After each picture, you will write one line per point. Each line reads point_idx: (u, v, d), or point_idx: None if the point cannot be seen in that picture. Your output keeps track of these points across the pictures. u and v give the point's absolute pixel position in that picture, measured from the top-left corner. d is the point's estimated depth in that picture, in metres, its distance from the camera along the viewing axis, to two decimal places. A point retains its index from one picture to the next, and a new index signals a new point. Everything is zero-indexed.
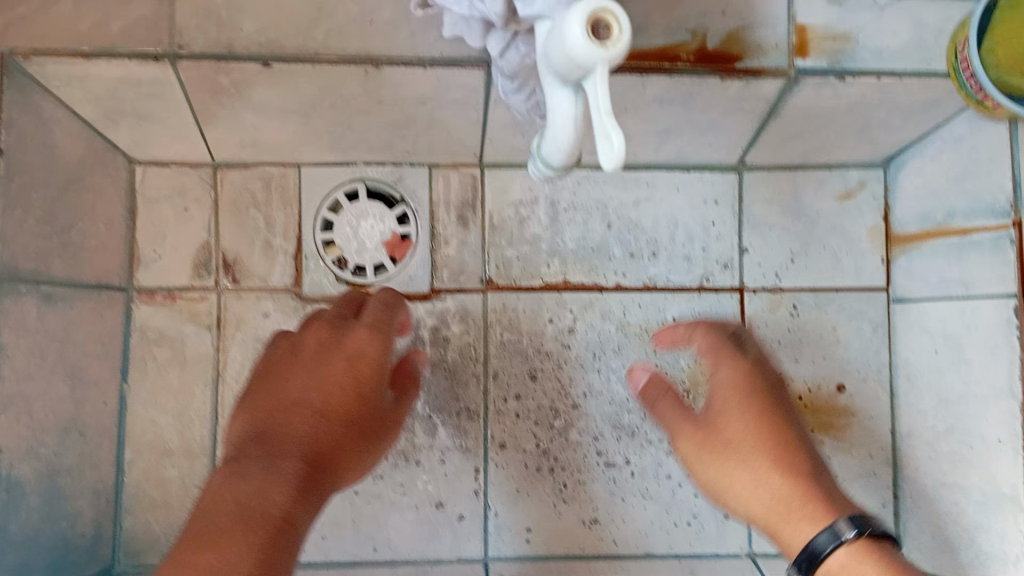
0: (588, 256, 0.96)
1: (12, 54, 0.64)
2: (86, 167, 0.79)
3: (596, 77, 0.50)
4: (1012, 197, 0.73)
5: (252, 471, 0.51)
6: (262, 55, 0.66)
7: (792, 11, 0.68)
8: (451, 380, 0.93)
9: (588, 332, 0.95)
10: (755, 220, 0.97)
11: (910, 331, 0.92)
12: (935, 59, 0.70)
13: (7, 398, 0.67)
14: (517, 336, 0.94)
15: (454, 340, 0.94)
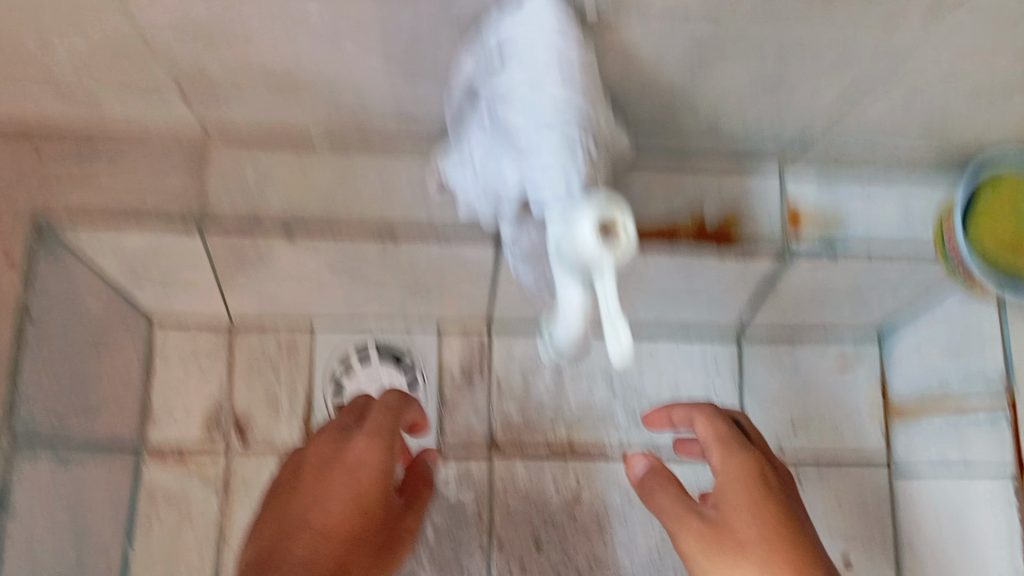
0: (589, 421, 0.89)
1: (46, 218, 0.63)
2: (112, 329, 0.76)
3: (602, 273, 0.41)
4: (1004, 372, 0.73)
5: (349, 475, 0.50)
6: (285, 224, 0.64)
7: (784, 193, 0.69)
8: (472, 488, 0.86)
9: (596, 498, 0.87)
10: (756, 389, 0.91)
11: (914, 508, 0.84)
12: (920, 240, 0.71)
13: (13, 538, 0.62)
14: (523, 504, 0.86)
15: (467, 508, 0.86)
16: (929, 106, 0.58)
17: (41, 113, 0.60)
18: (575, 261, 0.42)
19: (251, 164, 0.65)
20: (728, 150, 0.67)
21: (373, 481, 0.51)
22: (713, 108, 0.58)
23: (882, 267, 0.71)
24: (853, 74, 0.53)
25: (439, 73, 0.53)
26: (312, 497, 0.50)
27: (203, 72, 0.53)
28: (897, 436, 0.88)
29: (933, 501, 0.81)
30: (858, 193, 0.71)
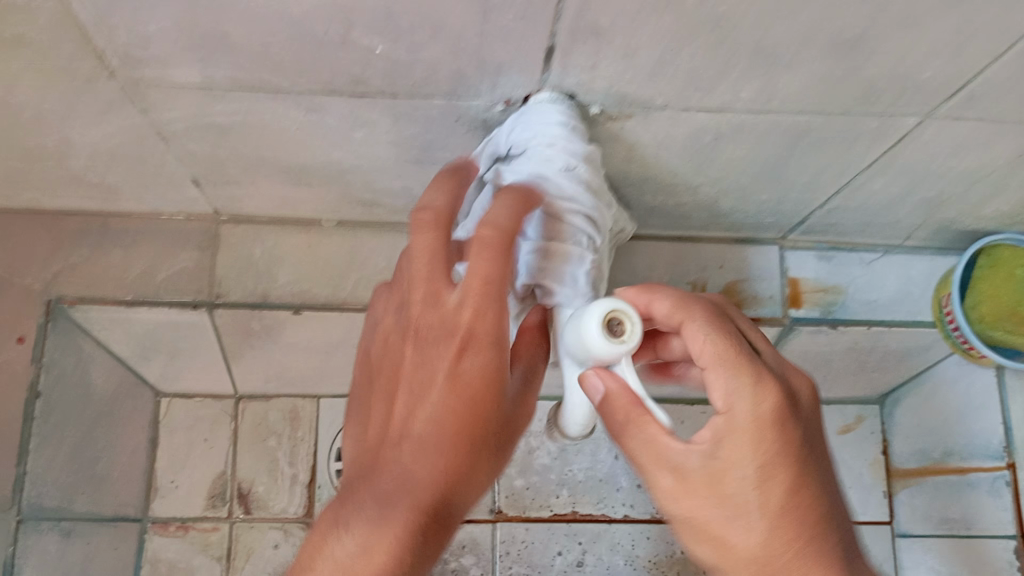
0: (597, 486, 0.89)
1: (59, 301, 0.65)
2: (120, 400, 0.77)
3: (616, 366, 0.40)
4: (1005, 440, 0.73)
5: (440, 381, 0.44)
6: (293, 304, 0.67)
7: (784, 266, 0.71)
8: (477, 557, 0.86)
9: (598, 565, 0.87)
10: None
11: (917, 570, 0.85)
12: (919, 309, 0.73)
13: None
14: (526, 570, 0.86)
15: (463, 573, 0.85)
16: (925, 185, 0.59)
17: (60, 198, 0.62)
18: (587, 353, 0.41)
19: (260, 241, 0.67)
20: (728, 227, 0.68)
21: (458, 389, 0.44)
22: (713, 187, 0.59)
23: (883, 334, 0.74)
24: (849, 158, 0.54)
25: (445, 160, 0.54)
26: (410, 400, 0.45)
27: (218, 158, 0.54)
28: (899, 497, 0.89)
29: (937, 567, 0.82)
30: (858, 260, 0.72)
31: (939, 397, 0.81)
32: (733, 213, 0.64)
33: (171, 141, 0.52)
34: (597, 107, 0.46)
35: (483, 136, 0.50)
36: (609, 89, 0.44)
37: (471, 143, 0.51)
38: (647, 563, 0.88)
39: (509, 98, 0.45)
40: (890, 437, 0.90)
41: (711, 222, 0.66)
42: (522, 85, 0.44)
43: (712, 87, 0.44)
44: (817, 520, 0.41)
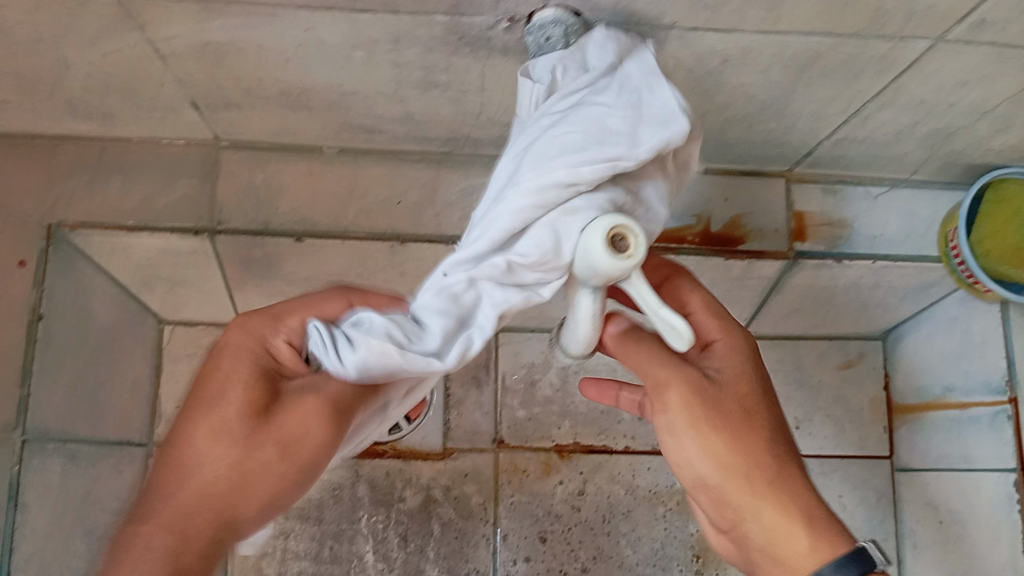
0: (597, 419, 0.90)
1: (60, 226, 0.66)
2: (124, 328, 0.77)
3: (630, 281, 0.40)
4: (1007, 374, 0.73)
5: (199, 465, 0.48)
6: (295, 231, 0.68)
7: (790, 199, 0.70)
8: (479, 486, 0.87)
9: (599, 495, 0.88)
10: None
11: (914, 503, 0.86)
12: (924, 244, 0.73)
13: (29, 540, 0.63)
14: (528, 498, 0.87)
15: (465, 500, 0.86)
16: (935, 115, 0.58)
17: (57, 122, 0.61)
18: (593, 274, 0.40)
19: (262, 170, 0.66)
20: (733, 159, 0.67)
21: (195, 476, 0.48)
22: (719, 115, 0.58)
23: (889, 269, 0.74)
24: (858, 87, 0.53)
25: (448, 82, 0.53)
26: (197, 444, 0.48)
27: (217, 80, 0.54)
28: (899, 434, 0.89)
29: (934, 500, 0.83)
30: (860, 194, 0.71)
31: (938, 336, 0.82)
32: (739, 144, 0.64)
33: (169, 61, 0.51)
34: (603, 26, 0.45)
35: (486, 56, 0.49)
36: (615, 6, 0.43)
37: (473, 64, 0.50)
38: (648, 494, 0.88)
39: (512, 16, 0.44)
40: (891, 372, 0.90)
41: (717, 154, 0.66)
42: (526, 2, 0.43)
43: (719, 7, 0.43)
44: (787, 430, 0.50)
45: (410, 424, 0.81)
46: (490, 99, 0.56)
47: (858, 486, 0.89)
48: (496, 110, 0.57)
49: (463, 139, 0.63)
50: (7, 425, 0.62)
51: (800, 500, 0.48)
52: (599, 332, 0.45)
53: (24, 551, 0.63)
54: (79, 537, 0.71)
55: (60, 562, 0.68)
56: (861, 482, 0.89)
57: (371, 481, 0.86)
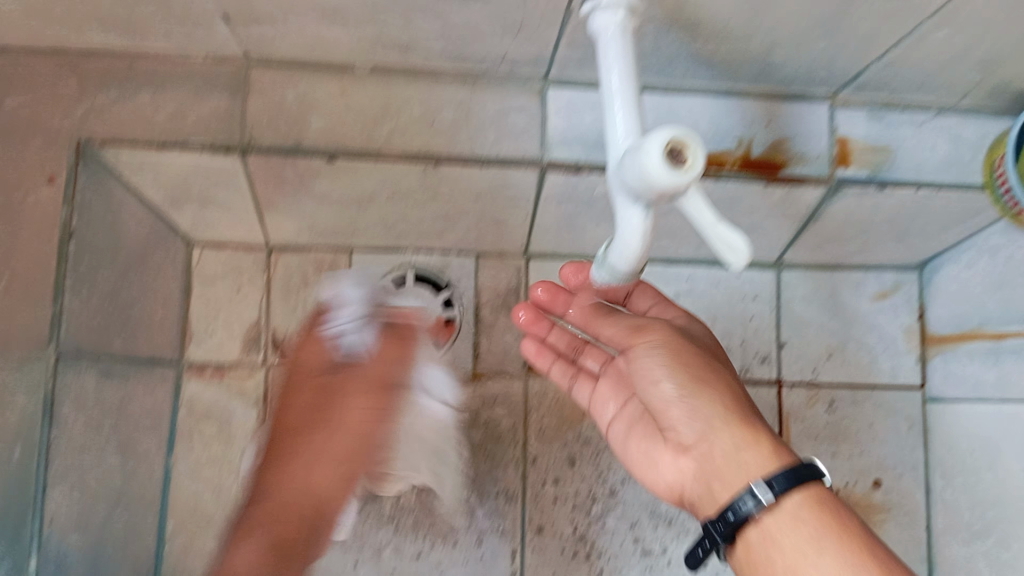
0: None
1: (89, 142, 0.64)
2: (153, 246, 0.76)
3: (685, 196, 0.40)
4: None
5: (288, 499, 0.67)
6: (327, 150, 0.65)
7: (833, 125, 0.68)
8: (509, 410, 0.88)
9: None
10: (794, 317, 0.89)
11: (943, 433, 0.86)
12: (970, 172, 0.70)
13: (66, 456, 0.64)
14: (558, 422, 0.88)
15: (495, 424, 0.87)
16: (993, 37, 0.56)
17: (85, 34, 0.60)
18: (649, 189, 0.40)
19: (292, 87, 0.64)
20: (778, 80, 0.65)
21: (274, 515, 0.66)
22: (768, 34, 0.56)
23: (932, 196, 0.71)
24: (916, 5, 0.51)
25: None
26: (291, 473, 0.68)
27: None
28: (933, 363, 0.88)
29: (965, 431, 0.84)
30: (907, 119, 0.69)
31: (979, 266, 0.80)
32: (785, 66, 0.62)
33: None
34: None
35: None
36: None
37: None
38: None
39: None
40: (926, 304, 0.89)
41: (761, 75, 0.64)
42: None
43: None
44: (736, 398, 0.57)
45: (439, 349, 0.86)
46: (531, 14, 0.54)
47: (889, 415, 0.89)
48: (537, 26, 0.56)
49: (500, 58, 0.62)
50: (41, 339, 0.62)
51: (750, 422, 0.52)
52: (648, 253, 0.45)
53: (59, 467, 0.63)
54: (112, 453, 0.71)
55: (93, 477, 0.68)
56: (892, 411, 0.89)
57: None
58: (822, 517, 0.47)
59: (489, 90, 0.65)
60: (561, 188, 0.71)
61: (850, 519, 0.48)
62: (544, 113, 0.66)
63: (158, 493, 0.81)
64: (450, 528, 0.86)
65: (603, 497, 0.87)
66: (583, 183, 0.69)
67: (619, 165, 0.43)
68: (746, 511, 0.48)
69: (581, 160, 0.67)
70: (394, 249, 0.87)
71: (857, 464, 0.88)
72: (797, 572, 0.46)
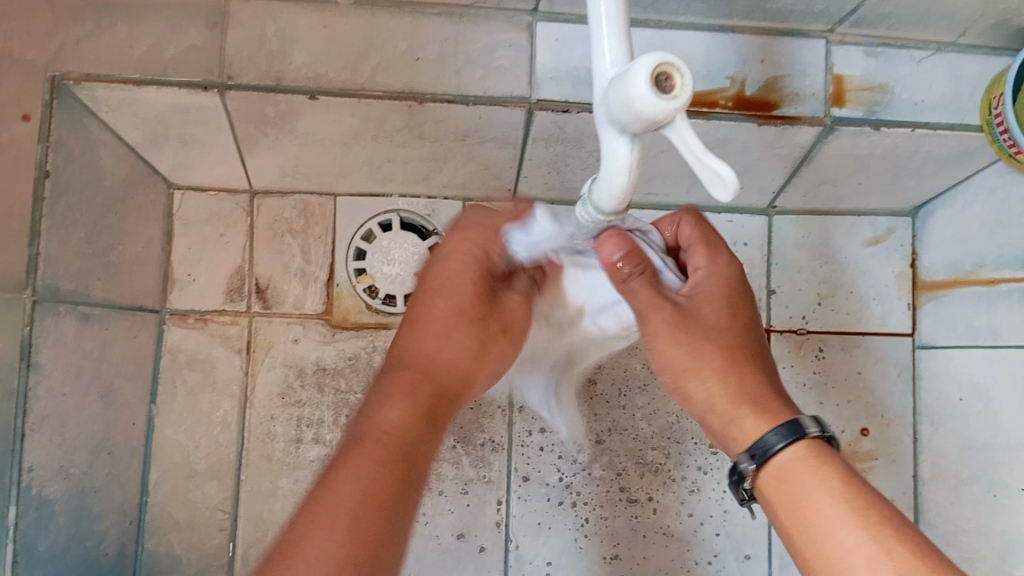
0: None
1: (64, 78, 0.62)
2: (132, 188, 0.75)
3: (668, 130, 0.38)
4: None
5: (422, 372, 0.56)
6: (309, 88, 0.64)
7: (829, 61, 0.67)
8: None
9: (615, 368, 0.88)
10: (785, 264, 0.89)
11: (936, 380, 0.85)
12: (968, 112, 0.69)
13: (47, 400, 0.63)
14: None
15: None
16: None
17: None
18: (634, 118, 0.38)
19: (272, 19, 0.62)
20: (773, 13, 0.63)
21: (424, 390, 0.55)
22: None
23: (928, 136, 0.70)
24: None
25: None
26: (430, 330, 0.57)
27: None
28: (923, 310, 0.87)
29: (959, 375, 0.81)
30: (905, 57, 0.68)
31: (973, 208, 0.79)
32: None
33: None
34: None
35: None
36: None
37: None
38: None
39: None
40: (918, 251, 0.88)
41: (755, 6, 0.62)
42: None
43: None
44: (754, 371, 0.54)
45: None
46: None
47: (878, 363, 0.88)
48: None
49: None
50: (17, 283, 0.61)
51: (752, 388, 0.53)
52: (631, 192, 0.43)
53: (38, 412, 0.62)
54: (95, 398, 0.70)
55: (75, 423, 0.67)
56: (882, 359, 0.88)
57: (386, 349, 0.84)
58: (822, 470, 0.49)
59: (476, 21, 0.64)
60: (549, 128, 0.69)
61: (837, 460, 0.50)
62: (532, 48, 0.64)
63: (141, 442, 0.79)
64: (435, 477, 0.85)
65: (589, 446, 0.87)
66: (572, 122, 0.68)
67: (603, 96, 0.41)
68: (746, 470, 0.51)
69: (570, 99, 0.65)
70: (378, 194, 0.85)
71: (845, 412, 0.87)
72: (811, 534, 0.48)
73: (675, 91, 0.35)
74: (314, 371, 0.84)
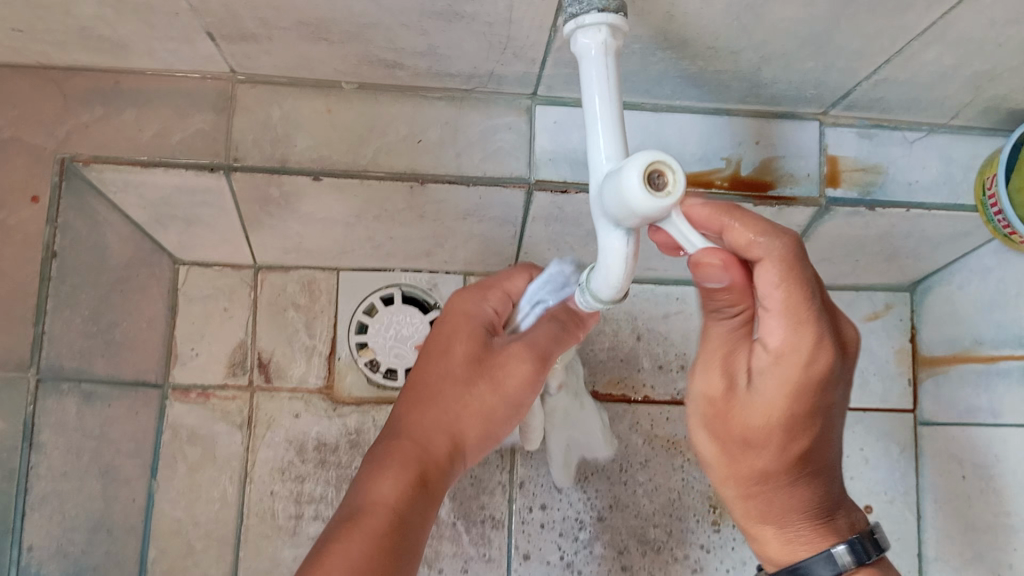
0: (615, 367, 0.89)
1: (73, 160, 0.64)
2: (137, 266, 0.76)
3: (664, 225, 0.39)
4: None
5: (419, 441, 0.55)
6: (311, 170, 0.65)
7: (823, 141, 0.68)
8: None
9: (616, 443, 0.88)
10: None
11: (937, 457, 0.85)
12: (960, 192, 0.70)
13: (47, 481, 0.63)
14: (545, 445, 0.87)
15: None
16: (983, 56, 0.56)
17: (69, 51, 0.60)
18: (629, 214, 0.39)
19: (278, 105, 0.64)
20: (766, 99, 0.64)
21: (422, 458, 0.54)
22: (755, 53, 0.56)
23: (922, 217, 0.71)
24: (904, 20, 0.51)
25: (474, 14, 0.51)
26: (428, 399, 0.57)
27: (232, 8, 0.52)
28: (923, 386, 0.88)
29: (958, 453, 0.82)
30: (898, 138, 0.69)
31: (970, 285, 0.80)
32: (773, 84, 0.61)
33: None
34: None
35: None
36: None
37: None
38: (666, 443, 0.88)
39: None
40: (918, 326, 0.89)
41: (749, 94, 0.63)
42: None
43: None
44: (780, 496, 0.51)
45: None
46: (516, 31, 0.54)
47: (879, 439, 0.88)
48: (524, 42, 0.55)
49: (486, 77, 0.62)
50: (21, 362, 0.61)
51: (773, 510, 0.52)
52: (630, 280, 0.44)
53: (38, 490, 0.62)
54: (94, 475, 0.70)
55: (75, 501, 0.67)
56: (883, 434, 0.88)
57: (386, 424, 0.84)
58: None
59: (477, 107, 0.65)
60: (548, 208, 0.70)
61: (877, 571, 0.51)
62: (532, 131, 0.66)
63: (141, 518, 0.79)
64: (435, 554, 0.84)
65: (590, 523, 0.86)
66: (570, 203, 0.69)
67: (599, 191, 0.42)
68: None
69: (569, 180, 0.66)
70: (381, 270, 0.86)
71: (846, 489, 0.87)
72: None
73: (668, 189, 0.37)
74: (315, 447, 0.84)
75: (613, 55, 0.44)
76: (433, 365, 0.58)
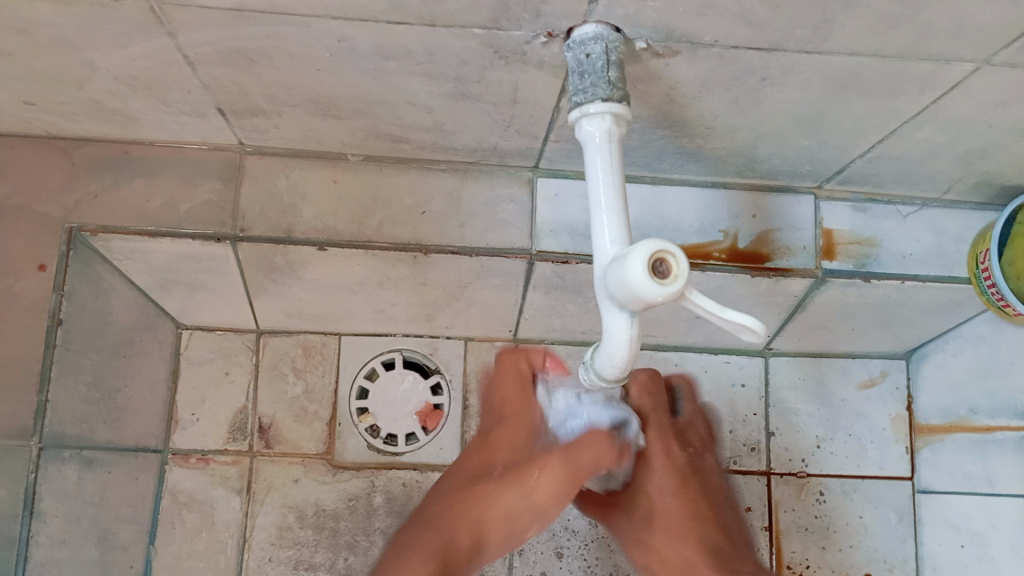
0: None
1: (81, 230, 0.64)
2: (140, 331, 0.76)
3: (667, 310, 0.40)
4: None
5: (449, 537, 0.55)
6: (317, 240, 0.66)
7: (818, 215, 0.69)
8: None
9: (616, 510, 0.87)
10: (782, 406, 0.90)
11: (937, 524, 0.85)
12: (956, 265, 0.71)
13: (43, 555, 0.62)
14: None
15: None
16: (975, 136, 0.57)
17: (83, 124, 0.61)
18: (633, 298, 0.40)
19: (284, 175, 0.66)
20: (761, 174, 0.66)
21: (460, 548, 0.55)
22: (753, 131, 0.57)
23: (917, 289, 0.72)
24: (897, 105, 0.52)
25: (479, 94, 0.52)
26: (485, 494, 0.56)
27: (244, 86, 0.53)
28: (921, 455, 0.88)
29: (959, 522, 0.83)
30: (893, 213, 0.70)
31: (966, 353, 0.83)
32: (770, 160, 0.63)
33: (197, 67, 0.51)
34: (643, 42, 0.45)
35: (521, 69, 0.49)
36: (656, 22, 0.42)
37: (507, 76, 0.50)
38: None
39: (551, 30, 0.44)
40: (914, 394, 0.89)
41: (746, 168, 0.65)
42: (566, 16, 0.42)
43: (765, 23, 0.43)
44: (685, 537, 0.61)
45: (426, 434, 0.86)
46: (521, 109, 0.55)
47: (879, 508, 0.88)
48: (527, 120, 0.57)
49: (489, 150, 0.63)
50: (23, 430, 0.61)
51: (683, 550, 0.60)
52: (634, 361, 0.45)
53: (36, 560, 0.61)
54: (93, 541, 0.70)
55: (72, 566, 0.67)
56: (882, 502, 0.88)
57: (386, 491, 0.84)
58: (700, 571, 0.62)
59: (480, 178, 0.67)
60: (550, 278, 0.71)
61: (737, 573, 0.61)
62: (533, 203, 0.67)
63: None
64: None
65: None
66: (571, 273, 0.70)
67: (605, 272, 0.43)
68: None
69: (569, 251, 0.67)
70: (382, 335, 0.87)
71: (847, 557, 0.86)
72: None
73: (672, 276, 0.38)
74: (314, 513, 0.84)
75: (617, 142, 0.45)
76: (501, 453, 0.57)
